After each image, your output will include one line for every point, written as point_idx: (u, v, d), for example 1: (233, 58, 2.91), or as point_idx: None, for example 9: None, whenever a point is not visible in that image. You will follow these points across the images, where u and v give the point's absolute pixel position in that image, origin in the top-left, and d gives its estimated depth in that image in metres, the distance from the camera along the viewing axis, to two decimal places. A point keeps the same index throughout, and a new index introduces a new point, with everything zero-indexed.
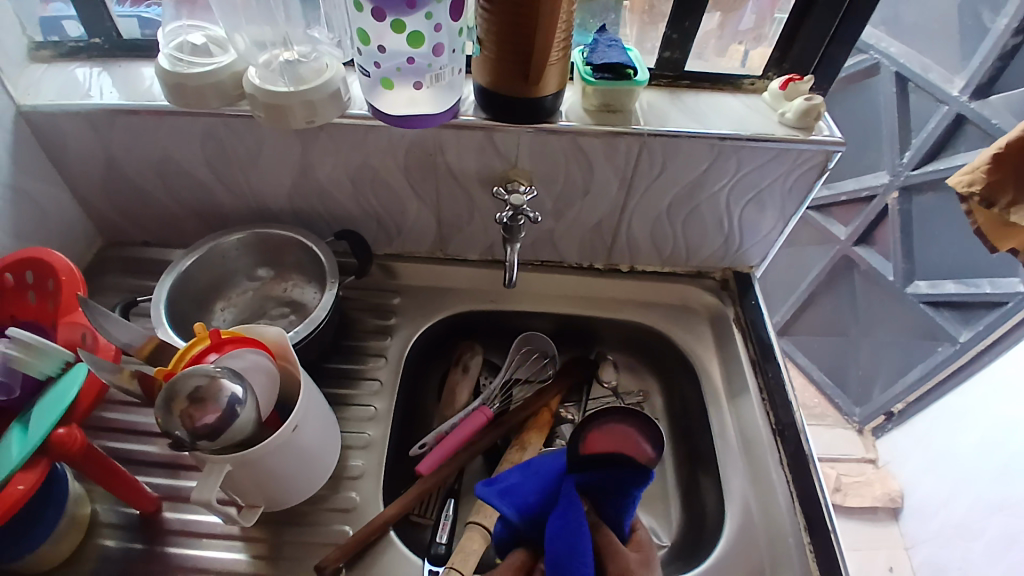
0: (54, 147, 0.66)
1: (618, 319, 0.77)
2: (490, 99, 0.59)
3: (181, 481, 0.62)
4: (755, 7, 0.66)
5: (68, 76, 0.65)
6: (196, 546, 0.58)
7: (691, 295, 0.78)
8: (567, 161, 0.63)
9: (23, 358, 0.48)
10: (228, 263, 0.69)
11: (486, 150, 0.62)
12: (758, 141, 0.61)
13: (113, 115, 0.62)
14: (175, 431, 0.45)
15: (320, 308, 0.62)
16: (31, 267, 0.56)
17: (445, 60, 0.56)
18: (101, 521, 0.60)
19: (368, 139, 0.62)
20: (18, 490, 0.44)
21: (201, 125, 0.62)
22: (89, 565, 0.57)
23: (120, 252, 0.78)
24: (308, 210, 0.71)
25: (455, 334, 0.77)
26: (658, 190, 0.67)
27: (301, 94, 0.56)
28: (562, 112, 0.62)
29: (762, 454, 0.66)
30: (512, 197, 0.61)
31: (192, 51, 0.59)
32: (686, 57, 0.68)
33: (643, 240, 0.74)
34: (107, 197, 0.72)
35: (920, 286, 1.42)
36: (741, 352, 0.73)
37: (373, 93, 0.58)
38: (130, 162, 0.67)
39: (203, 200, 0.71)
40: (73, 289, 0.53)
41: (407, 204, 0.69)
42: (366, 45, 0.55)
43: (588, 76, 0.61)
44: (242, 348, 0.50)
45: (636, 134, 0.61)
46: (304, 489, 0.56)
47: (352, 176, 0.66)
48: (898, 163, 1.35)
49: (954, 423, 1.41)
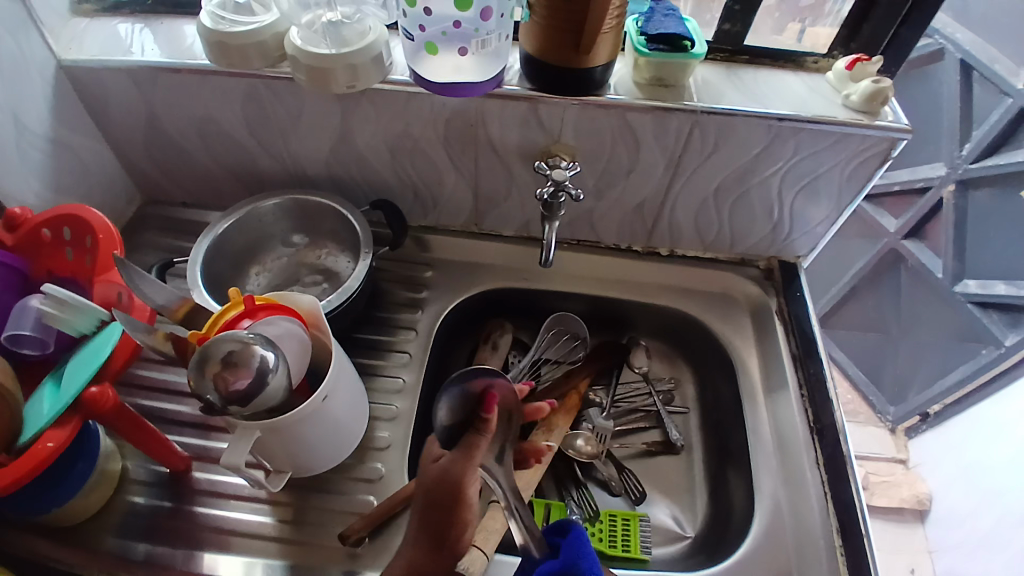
0: (94, 103, 0.66)
1: (655, 305, 0.75)
2: (537, 70, 0.56)
3: (212, 442, 0.63)
4: None
5: (110, 31, 0.65)
6: (224, 507, 0.59)
7: (733, 283, 0.75)
8: (613, 138, 0.61)
9: (57, 314, 0.49)
10: (265, 227, 0.68)
11: (530, 123, 0.60)
12: (819, 124, 0.58)
13: (154, 73, 0.61)
14: (207, 394, 0.45)
15: (354, 278, 0.61)
16: (68, 223, 0.56)
17: (493, 26, 0.54)
18: (131, 478, 0.61)
19: (409, 107, 0.60)
20: (48, 448, 0.44)
21: (241, 87, 0.61)
22: (121, 517, 0.59)
23: (159, 211, 0.78)
24: (345, 178, 0.70)
25: (487, 310, 0.76)
26: (707, 172, 0.64)
27: (344, 57, 0.55)
28: (612, 85, 0.59)
29: (797, 452, 0.63)
30: (555, 173, 0.59)
31: (235, 9, 0.57)
32: (747, 31, 0.64)
33: (687, 224, 0.71)
34: (147, 155, 0.72)
35: (969, 286, 1.35)
36: (782, 346, 0.70)
37: (415, 58, 0.56)
38: (169, 122, 0.66)
39: (241, 162, 0.70)
40: (110, 248, 0.53)
41: (445, 176, 0.68)
42: (411, 7, 0.53)
43: (642, 47, 0.57)
44: (276, 315, 0.50)
45: (688, 111, 0.58)
46: (330, 459, 0.56)
47: (390, 145, 0.65)
48: (957, 156, 1.27)
49: (990, 430, 1.35)
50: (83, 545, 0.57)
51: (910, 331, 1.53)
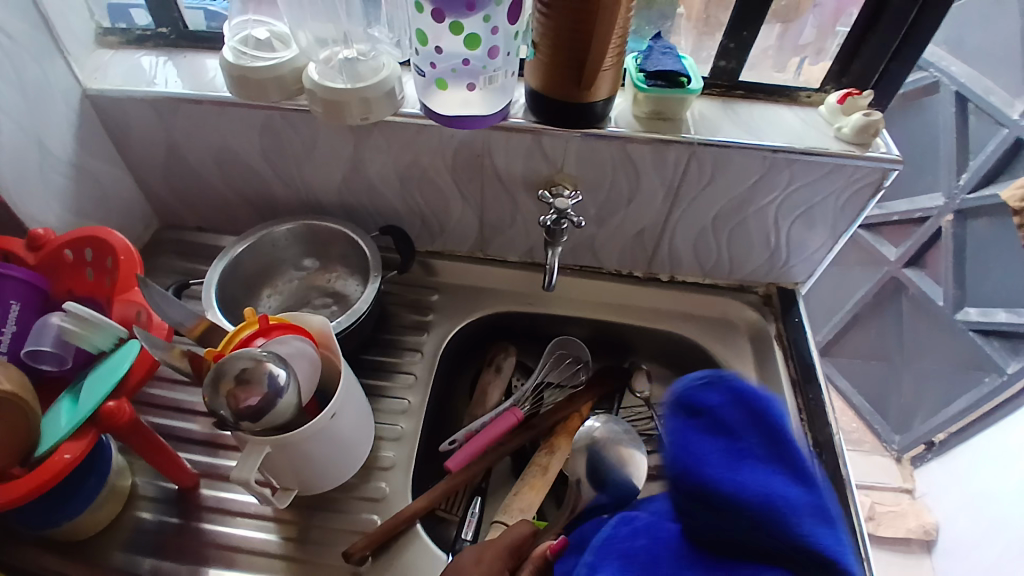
0: (118, 131, 0.69)
1: (655, 330, 0.76)
2: (541, 104, 0.59)
3: (220, 460, 0.64)
4: (816, 20, 0.65)
5: (135, 64, 0.69)
6: (230, 524, 0.60)
7: (732, 309, 0.77)
8: (614, 168, 0.63)
9: (78, 331, 0.52)
10: (278, 251, 0.71)
11: (534, 154, 0.63)
12: (812, 156, 0.60)
13: (176, 103, 0.64)
14: (220, 410, 0.47)
15: (363, 300, 0.63)
16: (90, 245, 0.59)
17: (500, 63, 0.56)
18: (140, 493, 0.62)
19: (418, 137, 0.63)
20: (64, 459, 0.46)
21: (260, 118, 0.64)
22: (129, 533, 0.60)
23: (174, 235, 0.81)
24: (356, 204, 0.72)
25: (490, 334, 0.78)
26: (704, 201, 0.66)
27: (358, 91, 0.58)
28: (612, 118, 0.62)
29: None
30: (557, 201, 0.61)
31: (256, 45, 0.61)
32: (742, 67, 0.68)
33: (686, 251, 0.73)
34: (165, 181, 0.75)
35: (970, 314, 1.36)
36: (782, 371, 0.71)
37: (426, 92, 0.59)
38: (188, 149, 0.69)
39: (256, 189, 0.73)
40: (130, 269, 0.56)
41: (451, 203, 0.70)
42: (423, 45, 0.56)
43: (641, 82, 0.60)
44: (288, 334, 0.51)
45: (686, 143, 0.60)
46: (336, 477, 0.57)
47: (400, 173, 0.67)
48: (954, 185, 1.30)
49: (994, 458, 1.35)
50: (91, 560, 0.58)
51: (913, 360, 1.53)
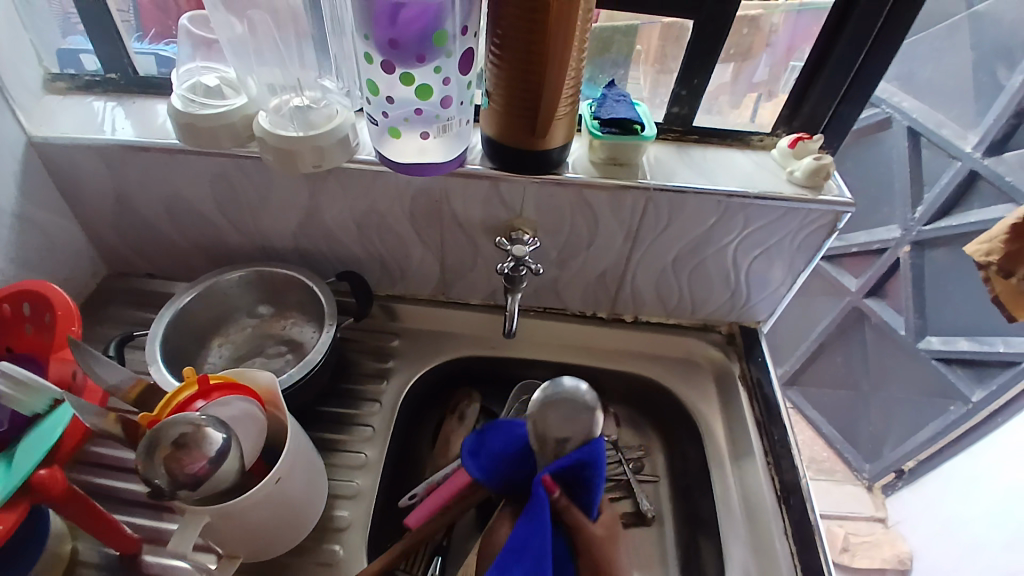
0: (64, 178, 0.67)
1: (620, 371, 0.75)
2: (497, 151, 0.59)
3: (163, 524, 0.60)
4: (768, 60, 0.67)
5: (85, 109, 0.67)
6: None
7: (696, 348, 0.76)
8: (572, 212, 0.63)
9: (12, 395, 0.47)
10: (229, 300, 0.68)
11: (492, 199, 0.62)
12: (766, 199, 0.61)
13: (125, 151, 0.62)
14: (155, 479, 0.44)
15: (317, 350, 0.61)
16: (28, 299, 0.56)
17: (454, 112, 0.56)
18: (77, 564, 0.58)
19: (375, 183, 0.62)
20: None
21: (212, 164, 0.62)
22: None
23: (123, 283, 0.78)
24: (312, 250, 0.71)
25: (453, 379, 0.76)
26: (663, 243, 0.66)
27: (312, 139, 0.57)
28: (569, 163, 0.62)
29: (766, 521, 0.63)
30: (515, 248, 0.61)
31: (206, 93, 0.60)
32: (694, 113, 0.69)
33: (648, 292, 0.73)
34: (115, 230, 0.72)
35: (932, 342, 1.38)
36: (747, 413, 0.70)
37: (380, 140, 0.58)
38: (138, 196, 0.67)
39: (208, 235, 0.71)
40: (67, 324, 0.53)
41: (411, 247, 0.69)
42: (374, 95, 0.55)
43: (596, 130, 0.60)
44: (230, 395, 0.49)
45: (642, 188, 0.61)
46: (287, 541, 0.54)
47: (357, 219, 0.66)
48: (909, 218, 1.34)
49: (963, 485, 1.36)
50: None
51: (879, 387, 1.54)
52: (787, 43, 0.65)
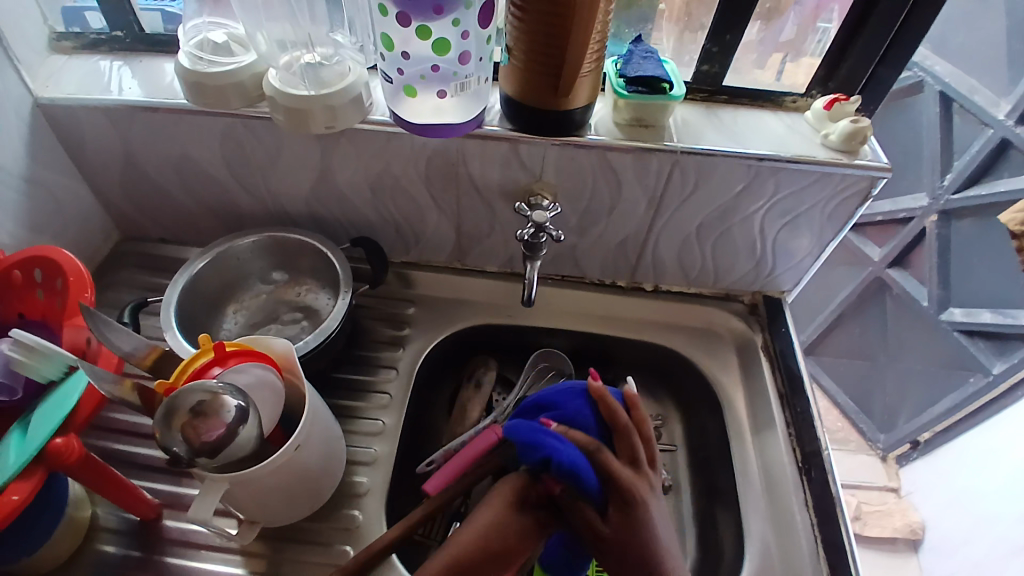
0: (72, 140, 0.65)
1: (640, 341, 0.74)
2: (517, 112, 0.56)
3: (184, 489, 0.61)
4: (796, 18, 0.63)
5: (91, 69, 0.65)
6: (194, 558, 0.56)
7: (718, 318, 0.74)
8: (594, 177, 0.61)
9: (25, 361, 0.47)
10: (243, 265, 0.67)
11: (511, 162, 0.60)
12: (799, 164, 0.58)
13: (133, 112, 0.61)
14: (173, 447, 0.43)
15: (332, 317, 0.60)
16: (40, 264, 0.55)
17: (471, 69, 0.53)
18: (100, 526, 0.59)
19: (390, 145, 0.60)
20: (13, 500, 0.43)
21: (222, 126, 0.60)
22: (88, 569, 0.56)
23: (137, 247, 0.77)
24: (326, 215, 0.69)
25: (469, 347, 0.75)
26: (688, 210, 0.63)
27: (323, 98, 0.54)
28: (592, 125, 0.59)
29: (785, 493, 0.62)
30: (535, 214, 0.58)
31: (213, 50, 0.57)
32: (725, 71, 0.65)
33: (670, 260, 0.70)
34: (126, 194, 0.71)
35: (955, 314, 1.35)
36: (769, 384, 0.69)
37: (395, 100, 0.56)
38: (148, 160, 0.66)
39: (220, 199, 0.69)
40: (80, 291, 0.52)
41: (427, 213, 0.67)
42: (389, 50, 0.52)
43: (622, 89, 0.57)
44: (247, 362, 0.48)
45: (669, 151, 0.58)
46: (305, 507, 0.54)
47: (371, 183, 0.64)
48: (938, 185, 1.29)
49: (978, 458, 1.35)
50: None
51: (898, 359, 1.52)
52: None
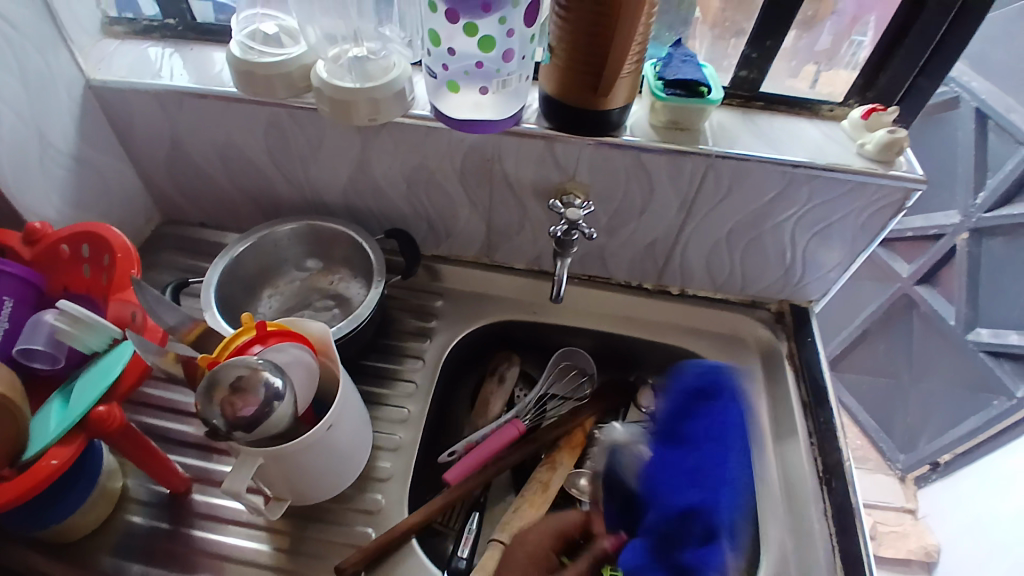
0: (121, 123, 0.68)
1: (665, 344, 0.74)
2: (556, 110, 0.57)
3: (213, 465, 0.62)
4: (833, 28, 0.64)
5: (142, 55, 0.67)
6: (219, 532, 0.58)
7: (744, 325, 0.74)
8: (627, 178, 0.61)
9: (71, 331, 0.50)
10: (280, 251, 0.69)
11: (546, 161, 0.61)
12: (834, 172, 0.58)
13: (181, 97, 0.63)
14: (213, 420, 0.45)
15: (365, 305, 0.61)
16: (87, 241, 0.56)
17: (514, 67, 0.54)
18: (130, 497, 0.61)
19: (428, 139, 0.61)
20: (52, 465, 0.44)
21: (266, 114, 0.62)
22: (117, 537, 0.58)
23: (176, 230, 0.79)
24: (362, 206, 0.71)
25: (494, 341, 0.75)
26: (719, 214, 0.64)
27: (368, 91, 0.56)
28: (628, 126, 0.60)
29: (806, 502, 0.62)
30: (569, 211, 0.59)
31: (265, 40, 0.59)
32: (763, 78, 0.65)
33: (698, 265, 0.71)
34: (169, 177, 0.73)
35: (982, 335, 1.33)
36: (793, 393, 0.69)
37: (437, 94, 0.57)
38: (193, 145, 0.68)
39: (259, 185, 0.71)
40: (126, 268, 0.53)
41: (459, 207, 0.68)
42: (436, 46, 0.54)
43: (659, 91, 0.58)
44: (285, 342, 0.50)
45: (703, 154, 0.58)
46: (332, 487, 0.55)
47: (407, 176, 0.65)
48: (971, 204, 1.27)
49: (999, 484, 1.32)
50: (76, 565, 0.56)
51: (922, 379, 1.51)
52: (854, 11, 0.62)
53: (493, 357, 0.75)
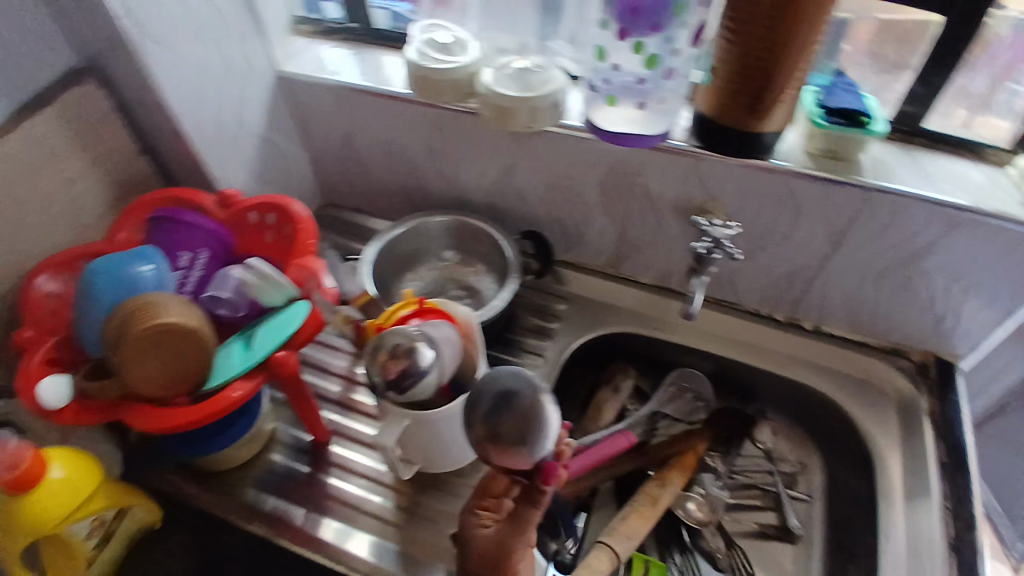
0: (305, 114, 0.77)
1: (790, 379, 0.72)
2: (706, 129, 0.58)
3: (351, 421, 0.69)
4: (988, 72, 0.60)
5: (326, 53, 0.76)
6: (348, 484, 0.64)
7: (880, 372, 0.70)
8: (773, 202, 0.61)
9: (258, 285, 0.58)
10: (424, 241, 0.75)
11: (689, 178, 0.62)
12: (1001, 220, 0.55)
13: (361, 97, 0.71)
14: (374, 376, 0.51)
15: (497, 299, 0.66)
16: (275, 211, 0.64)
17: (674, 85, 0.56)
18: (278, 438, 0.68)
19: (575, 149, 0.64)
20: (234, 396, 0.52)
21: (431, 116, 0.69)
22: (260, 472, 0.65)
23: (331, 212, 0.88)
24: (501, 207, 0.75)
25: (611, 351, 0.77)
26: (868, 250, 0.62)
27: (529, 100, 0.60)
28: (780, 150, 0.60)
29: (926, 569, 0.57)
30: (715, 230, 0.62)
31: (437, 47, 0.64)
32: (925, 112, 0.63)
33: (837, 301, 0.68)
34: (336, 166, 0.82)
35: None
36: (930, 451, 0.64)
37: (592, 106, 0.60)
38: (361, 138, 0.76)
39: (413, 181, 0.78)
40: (307, 238, 0.62)
41: (593, 217, 0.71)
42: (600, 62, 0.57)
43: (820, 118, 0.58)
44: (437, 319, 0.55)
45: (859, 187, 0.57)
46: (456, 460, 0.60)
47: (548, 183, 0.69)
48: None
49: None
50: (223, 491, 0.64)
51: None
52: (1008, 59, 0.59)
53: (608, 366, 0.78)
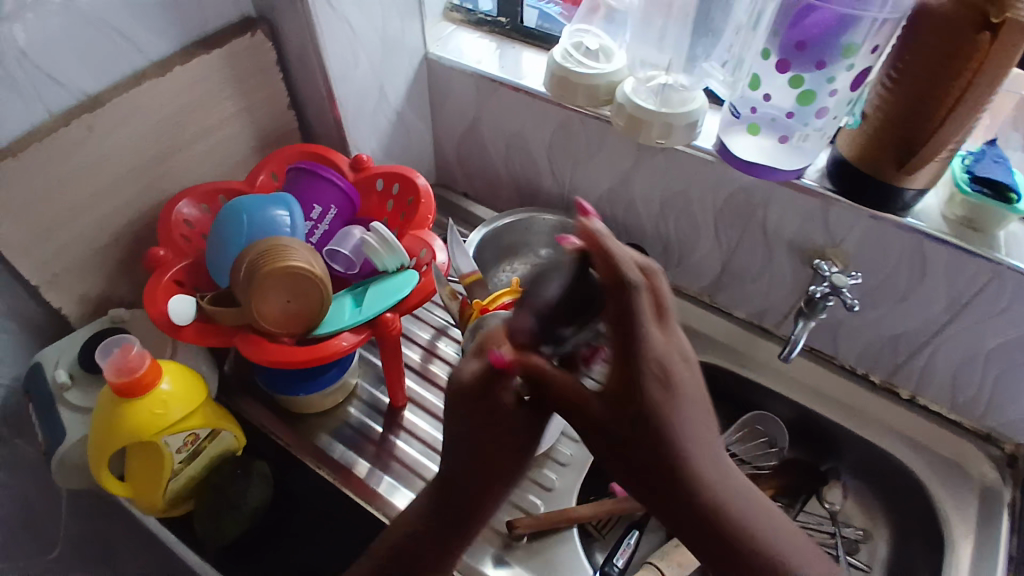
0: (438, 95, 0.80)
1: (872, 442, 0.69)
2: (842, 174, 0.58)
3: (425, 390, 0.70)
4: None
5: (473, 42, 0.78)
6: (415, 451, 0.66)
7: (969, 456, 0.67)
8: (898, 260, 0.59)
9: (376, 248, 0.60)
10: (529, 234, 0.76)
11: (813, 220, 0.61)
12: None
13: (498, 87, 0.73)
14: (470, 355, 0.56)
15: None
16: (400, 182, 0.67)
17: (821, 124, 0.57)
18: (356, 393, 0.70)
19: (699, 171, 0.64)
20: (342, 345, 0.54)
21: (562, 117, 0.70)
22: (334, 422, 0.68)
23: (440, 192, 0.91)
24: (609, 216, 0.76)
25: None
26: (987, 328, 0.59)
27: (665, 116, 0.61)
28: (916, 209, 0.59)
29: None
30: (835, 276, 0.59)
31: (585, 52, 0.66)
32: None
33: (941, 374, 0.66)
34: (455, 148, 0.85)
35: None
36: (1002, 543, 0.61)
37: (729, 131, 0.61)
38: (488, 127, 0.78)
39: (527, 176, 0.80)
40: (425, 212, 0.64)
41: (701, 242, 0.71)
42: (751, 89, 0.58)
43: (963, 185, 0.56)
44: None
45: (993, 261, 0.55)
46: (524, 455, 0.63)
47: (664, 200, 0.70)
48: None
49: None
50: (298, 432, 0.66)
51: None
52: None
53: None
